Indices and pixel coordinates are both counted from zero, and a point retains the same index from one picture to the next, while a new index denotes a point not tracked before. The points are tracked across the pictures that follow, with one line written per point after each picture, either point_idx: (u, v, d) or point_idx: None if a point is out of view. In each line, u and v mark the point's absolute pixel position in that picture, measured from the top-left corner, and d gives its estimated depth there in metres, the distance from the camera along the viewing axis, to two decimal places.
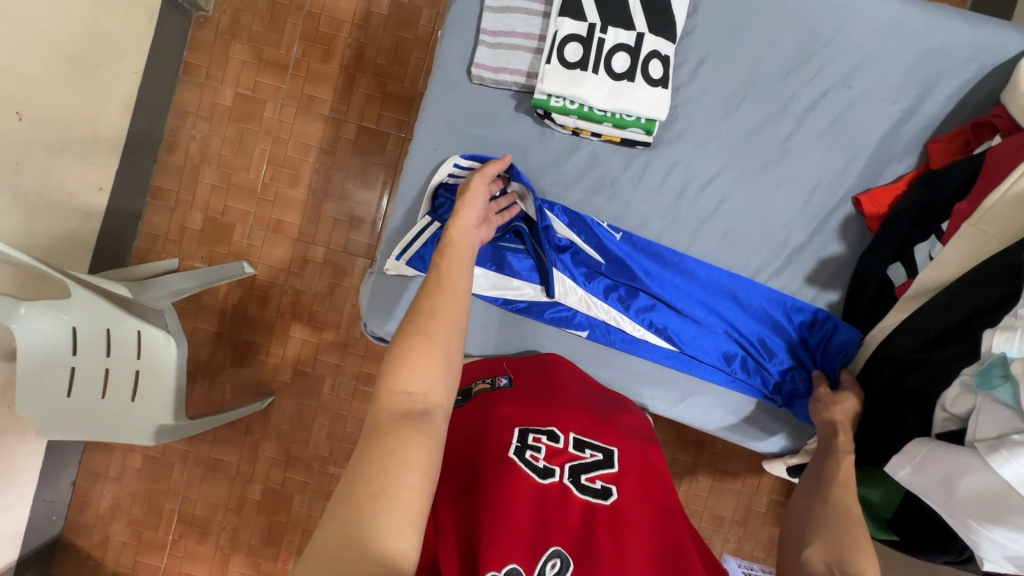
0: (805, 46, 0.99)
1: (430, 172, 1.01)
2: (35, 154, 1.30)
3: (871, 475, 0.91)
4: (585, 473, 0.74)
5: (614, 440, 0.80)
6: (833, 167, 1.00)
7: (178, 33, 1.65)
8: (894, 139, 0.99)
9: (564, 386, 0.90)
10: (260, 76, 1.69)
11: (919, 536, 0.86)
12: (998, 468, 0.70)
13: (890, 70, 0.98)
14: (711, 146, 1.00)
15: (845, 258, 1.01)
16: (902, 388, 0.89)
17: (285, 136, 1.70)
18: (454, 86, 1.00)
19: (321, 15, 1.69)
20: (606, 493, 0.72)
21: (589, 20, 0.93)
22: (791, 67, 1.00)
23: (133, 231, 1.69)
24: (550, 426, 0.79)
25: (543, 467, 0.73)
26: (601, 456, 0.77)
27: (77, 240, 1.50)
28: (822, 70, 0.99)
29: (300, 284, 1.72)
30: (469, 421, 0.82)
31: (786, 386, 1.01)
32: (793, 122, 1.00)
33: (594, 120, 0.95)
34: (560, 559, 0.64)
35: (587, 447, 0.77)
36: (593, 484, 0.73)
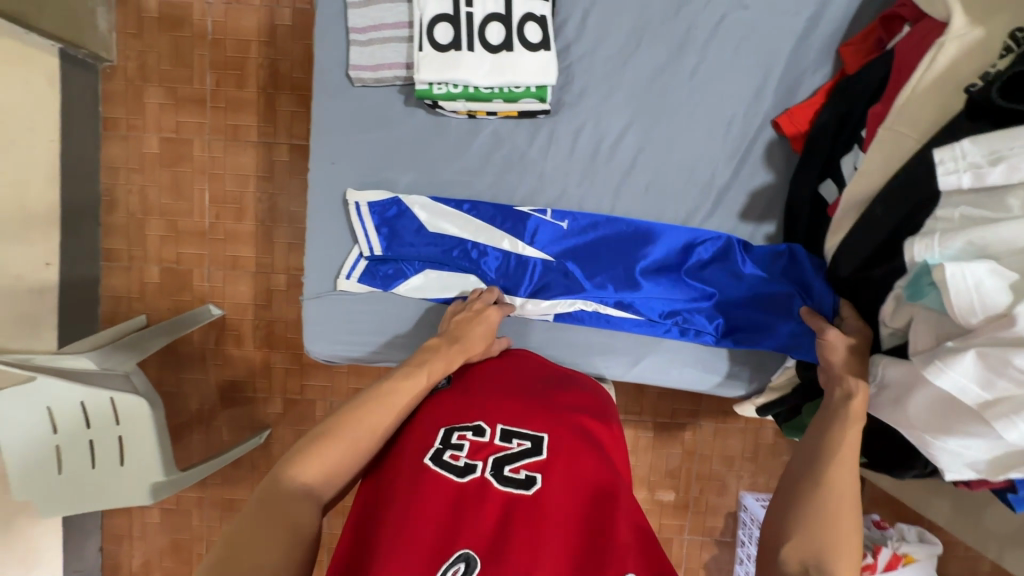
0: None
1: (335, 189, 0.99)
2: None
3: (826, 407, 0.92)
4: (508, 465, 0.73)
5: (543, 425, 0.79)
6: (745, 95, 0.96)
7: (89, 90, 1.60)
8: (803, 52, 0.94)
9: (496, 374, 0.90)
10: (180, 116, 1.65)
11: (883, 456, 0.86)
12: (934, 379, 0.69)
13: None
14: (613, 100, 0.96)
15: (776, 186, 0.98)
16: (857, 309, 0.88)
17: (220, 172, 1.67)
18: (340, 95, 0.97)
19: (226, 40, 1.63)
20: (529, 483, 0.71)
21: None
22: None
23: (95, 298, 1.68)
24: (477, 420, 0.79)
25: (462, 466, 0.73)
26: (529, 444, 0.76)
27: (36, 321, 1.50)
28: None
29: (269, 315, 1.71)
30: (400, 427, 0.82)
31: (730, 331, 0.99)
32: (693, 57, 0.95)
33: (483, 99, 0.92)
34: (465, 563, 0.64)
35: (513, 437, 0.77)
36: (516, 475, 0.72)
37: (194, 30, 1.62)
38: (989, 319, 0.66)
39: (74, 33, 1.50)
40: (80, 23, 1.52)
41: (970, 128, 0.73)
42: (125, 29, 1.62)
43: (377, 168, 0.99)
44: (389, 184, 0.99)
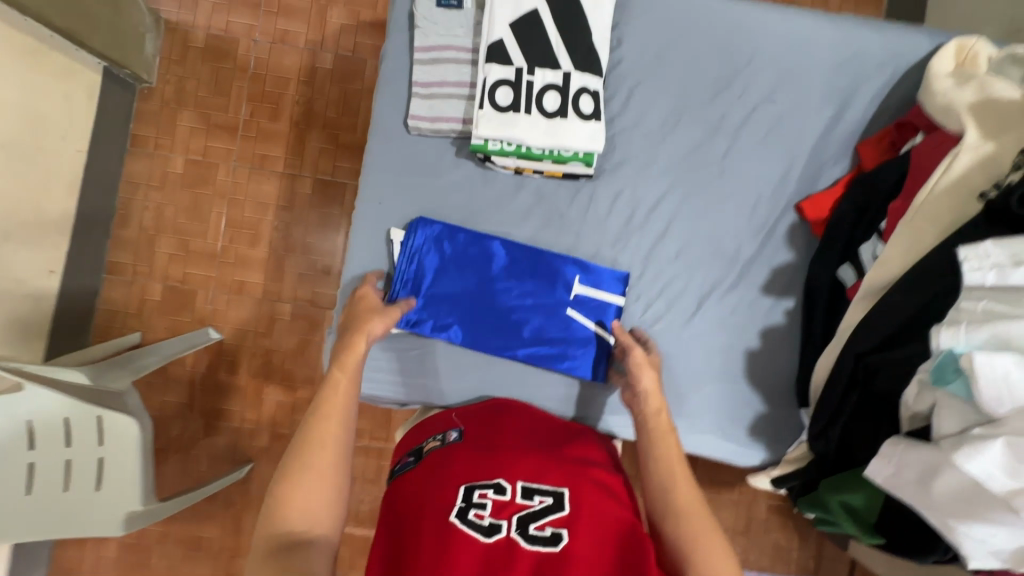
0: (727, 67, 1.03)
1: (377, 227, 1.02)
2: None
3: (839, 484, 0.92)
4: (533, 522, 0.72)
5: (564, 481, 0.78)
6: (771, 178, 1.03)
7: (123, 107, 1.64)
8: (825, 145, 1.03)
9: (511, 430, 0.90)
10: (209, 140, 1.69)
11: (903, 538, 0.86)
12: (965, 464, 0.71)
13: (809, 83, 1.03)
14: (651, 171, 1.02)
15: (796, 265, 1.03)
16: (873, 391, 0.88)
17: (240, 197, 1.69)
18: (394, 140, 1.01)
19: (267, 75, 1.70)
20: (556, 539, 0.70)
21: (516, 64, 0.95)
22: (718, 88, 1.03)
23: (91, 310, 1.64)
24: (497, 478, 0.78)
25: (488, 524, 0.71)
26: (551, 500, 0.75)
27: (28, 329, 1.45)
28: (747, 88, 1.03)
29: (268, 344, 1.68)
30: (419, 483, 0.80)
31: (744, 401, 1.02)
32: (725, 141, 1.03)
33: (534, 159, 0.98)
34: None
35: (535, 495, 0.75)
36: (542, 533, 0.71)
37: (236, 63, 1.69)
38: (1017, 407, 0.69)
39: (121, 54, 1.55)
40: (129, 46, 1.57)
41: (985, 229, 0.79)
42: (169, 55, 1.68)
43: (420, 211, 1.01)
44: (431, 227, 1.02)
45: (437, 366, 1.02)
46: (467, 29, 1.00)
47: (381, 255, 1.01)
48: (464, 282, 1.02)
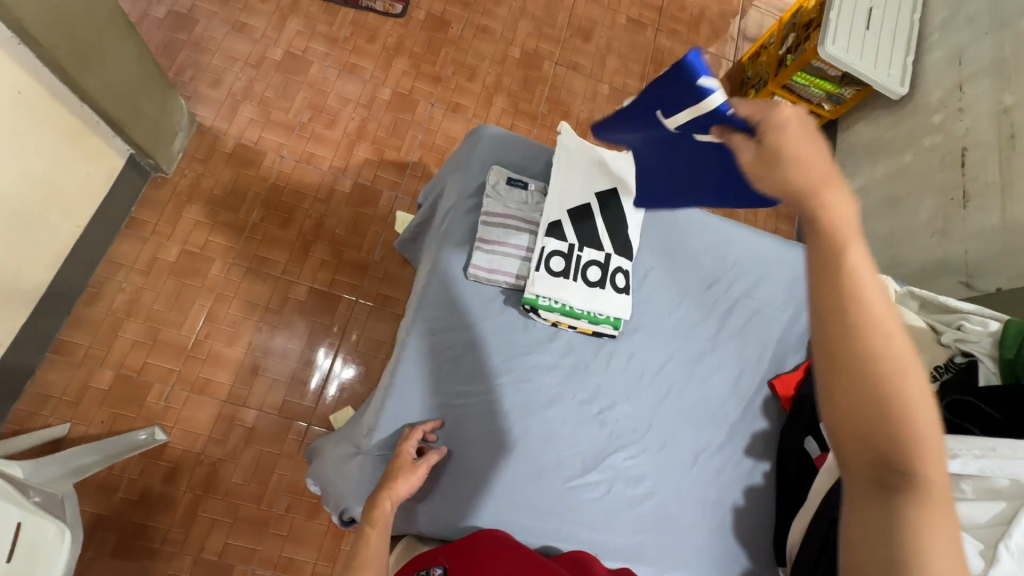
0: (719, 266, 1.30)
1: (421, 357, 1.08)
2: None
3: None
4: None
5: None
6: (751, 358, 1.25)
7: (132, 191, 1.65)
8: (789, 336, 1.29)
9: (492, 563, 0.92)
10: (211, 235, 1.71)
11: None
12: None
13: (777, 287, 1.31)
14: (660, 339, 1.21)
15: (770, 433, 1.21)
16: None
17: (229, 294, 1.67)
18: (450, 281, 1.13)
19: (285, 187, 1.82)
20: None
21: (569, 240, 1.16)
22: (712, 281, 1.28)
23: (17, 392, 1.45)
24: None
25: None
26: None
27: None
28: (732, 284, 1.29)
29: (219, 452, 1.54)
30: None
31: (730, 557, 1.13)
32: (716, 322, 1.25)
33: (574, 315, 1.13)
34: None
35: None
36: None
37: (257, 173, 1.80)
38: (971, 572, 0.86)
39: (153, 146, 1.61)
40: (161, 141, 1.64)
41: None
42: (193, 154, 1.77)
43: (465, 346, 1.10)
44: (471, 363, 1.10)
45: (456, 497, 1.04)
46: (527, 204, 1.20)
47: (424, 383, 1.07)
48: (496, 417, 1.09)
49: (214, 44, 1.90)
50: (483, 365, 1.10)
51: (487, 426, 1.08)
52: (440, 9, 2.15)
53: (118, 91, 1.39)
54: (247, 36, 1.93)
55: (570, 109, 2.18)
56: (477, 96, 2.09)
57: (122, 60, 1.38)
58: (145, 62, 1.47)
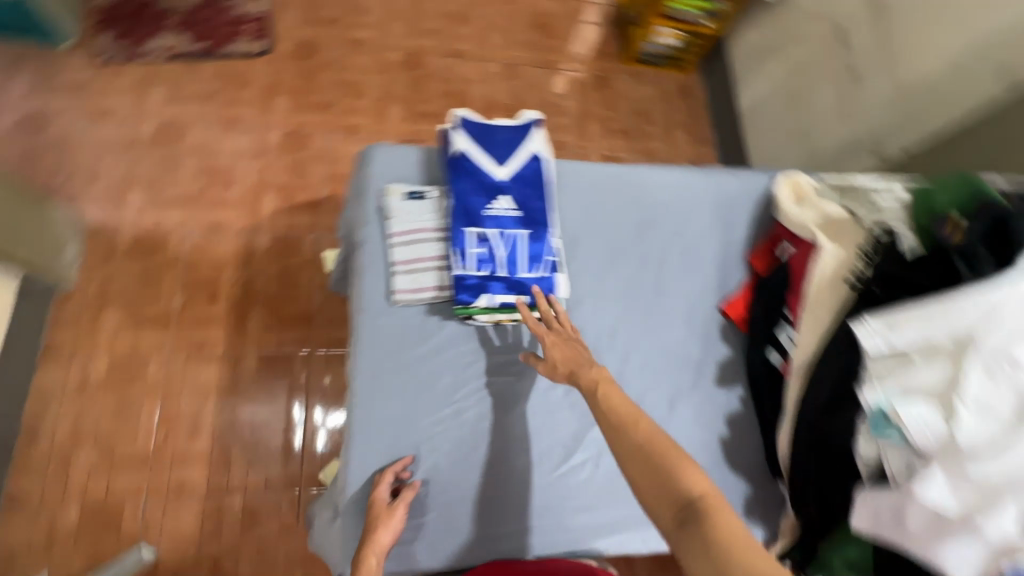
0: (640, 216, 1.31)
1: (374, 398, 1.08)
2: None
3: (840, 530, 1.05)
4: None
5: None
6: (691, 293, 1.30)
7: (37, 318, 1.55)
8: (723, 261, 1.33)
9: None
10: (138, 334, 1.62)
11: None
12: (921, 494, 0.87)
13: (699, 218, 1.34)
14: (605, 304, 1.23)
15: (733, 356, 1.29)
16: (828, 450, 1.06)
17: (176, 390, 1.59)
18: (381, 315, 1.12)
19: (201, 262, 1.73)
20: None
21: (478, 237, 1.13)
22: (637, 235, 1.30)
23: None
24: None
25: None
26: None
27: None
28: (658, 231, 1.31)
29: (216, 549, 1.48)
30: None
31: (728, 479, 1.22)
32: (649, 270, 1.29)
33: (511, 310, 1.14)
34: None
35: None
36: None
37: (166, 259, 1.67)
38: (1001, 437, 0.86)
39: (41, 264, 1.50)
40: (49, 256, 1.53)
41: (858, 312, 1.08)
42: (91, 257, 1.66)
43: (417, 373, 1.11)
44: (427, 385, 1.11)
45: (456, 512, 1.08)
46: (430, 212, 1.17)
47: (388, 420, 1.08)
48: (463, 430, 1.11)
49: (77, 138, 1.77)
50: (441, 382, 1.12)
51: (458, 444, 1.10)
52: (308, 33, 2.07)
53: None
54: (113, 120, 1.81)
55: (466, 97, 2.13)
56: (370, 112, 2.02)
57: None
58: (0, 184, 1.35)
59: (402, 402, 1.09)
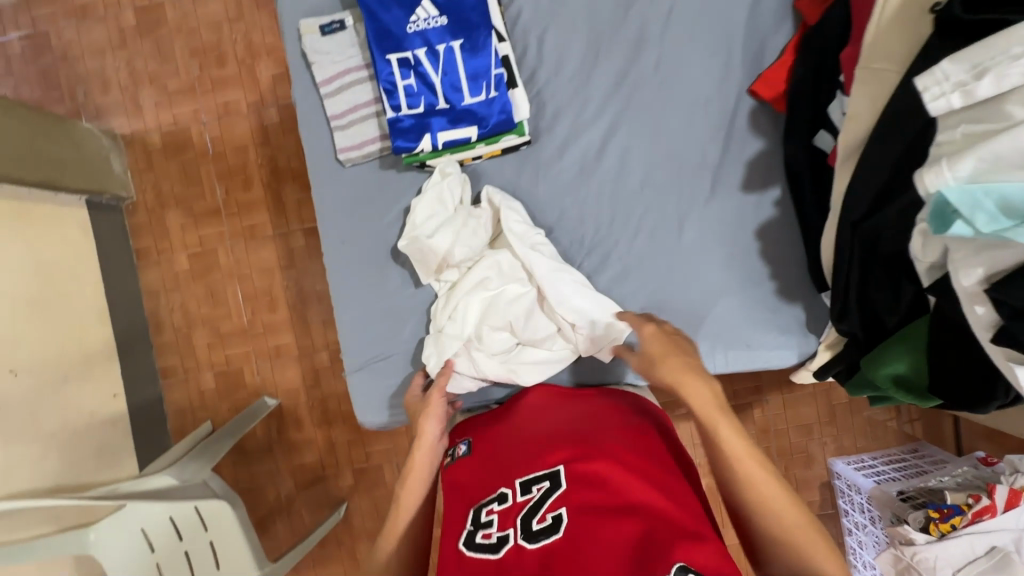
0: None
1: (345, 272, 0.90)
2: (60, 394, 1.26)
3: (880, 353, 0.76)
4: (532, 515, 0.57)
5: (566, 454, 0.62)
6: (713, 77, 0.86)
7: (118, 231, 1.51)
8: (759, 17, 0.85)
9: (535, 423, 0.72)
10: (161, 194, 1.52)
11: (960, 396, 0.70)
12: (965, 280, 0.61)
13: None
14: (589, 108, 0.88)
15: (771, 151, 0.87)
16: (882, 257, 0.72)
17: (247, 271, 1.51)
18: (329, 180, 0.90)
19: (197, 103, 1.50)
20: (558, 526, 0.55)
21: (387, 40, 0.82)
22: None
23: (121, 423, 1.40)
24: (499, 486, 0.63)
25: (495, 541, 0.58)
26: (548, 483, 0.60)
27: (101, 447, 1.34)
28: None
29: (321, 393, 1.49)
30: (484, 461, 0.68)
31: (808, 309, 0.88)
32: (672, 59, 0.86)
33: (467, 147, 0.85)
34: (551, 481, 0.60)
35: (532, 483, 0.61)
36: (543, 524, 0.56)
37: (162, 144, 1.51)
38: (484, 250, 0.86)
39: (94, 181, 1.42)
40: (96, 169, 1.43)
41: (940, 49, 0.62)
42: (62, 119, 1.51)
43: (369, 231, 0.89)
44: (380, 230, 0.89)
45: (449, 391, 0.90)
46: (355, 44, 0.87)
47: (371, 315, 0.90)
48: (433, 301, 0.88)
49: None
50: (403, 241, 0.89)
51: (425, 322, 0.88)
52: None
53: (5, 148, 1.17)
54: None
55: None
56: None
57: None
58: (15, 110, 1.22)
59: (366, 265, 0.90)
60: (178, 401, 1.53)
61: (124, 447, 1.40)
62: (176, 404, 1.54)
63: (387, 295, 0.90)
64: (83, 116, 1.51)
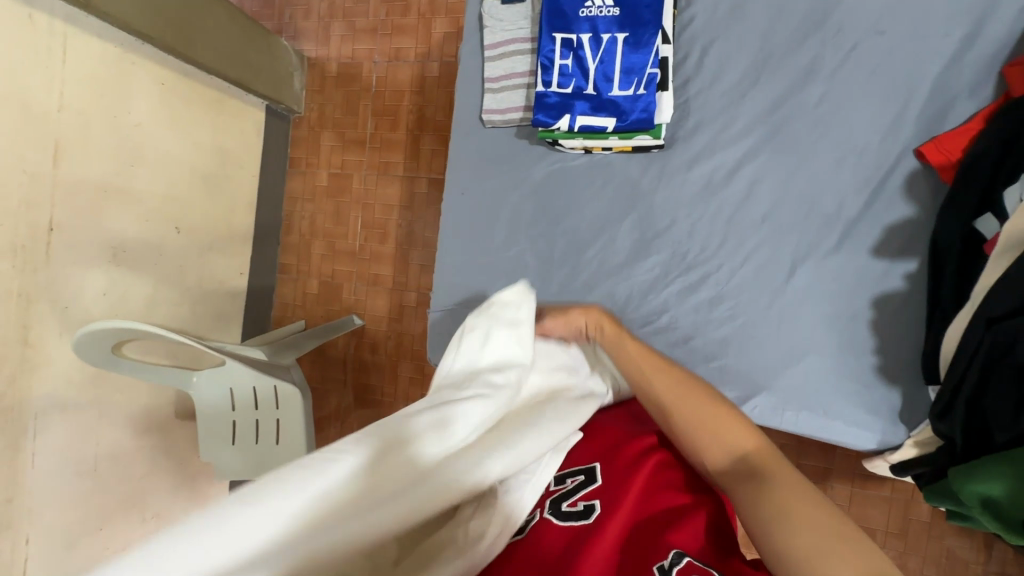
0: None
1: (457, 220, 0.97)
2: (204, 257, 1.50)
3: (973, 468, 0.68)
4: (560, 499, 0.53)
5: (594, 452, 0.59)
6: (879, 126, 0.81)
7: (283, 138, 1.73)
8: (952, 76, 0.78)
9: None
10: (324, 116, 1.72)
11: None
12: None
13: (926, 6, 0.79)
14: (732, 128, 0.86)
15: (919, 221, 0.80)
16: (1015, 363, 0.65)
17: (372, 202, 1.66)
18: (468, 136, 0.97)
19: (375, 46, 1.66)
20: (590, 513, 0.51)
21: (561, 19, 0.87)
22: (808, 30, 0.83)
23: (239, 296, 1.64)
24: None
25: (515, 519, 0.53)
26: (581, 478, 0.56)
27: (220, 311, 1.57)
28: (842, 25, 0.82)
29: (401, 327, 1.62)
30: None
31: (909, 398, 0.80)
32: (836, 99, 0.82)
33: (600, 135, 0.87)
34: (583, 474, 0.56)
35: (566, 475, 0.56)
36: (574, 508, 0.52)
37: (336, 73, 1.70)
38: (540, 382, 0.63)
39: (277, 91, 1.64)
40: (281, 81, 1.65)
41: None
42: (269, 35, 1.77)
43: (487, 190, 0.96)
44: (500, 191, 0.95)
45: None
46: (527, 18, 0.93)
47: (467, 267, 0.96)
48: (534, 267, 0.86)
49: None
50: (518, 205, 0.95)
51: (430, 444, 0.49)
52: None
53: (216, 44, 1.39)
54: None
55: None
56: None
57: (216, 23, 1.38)
58: (237, 19, 1.45)
59: (477, 218, 0.96)
60: (285, 294, 1.74)
61: (235, 317, 1.63)
62: (283, 297, 1.75)
63: (487, 249, 0.96)
64: (284, 35, 1.75)
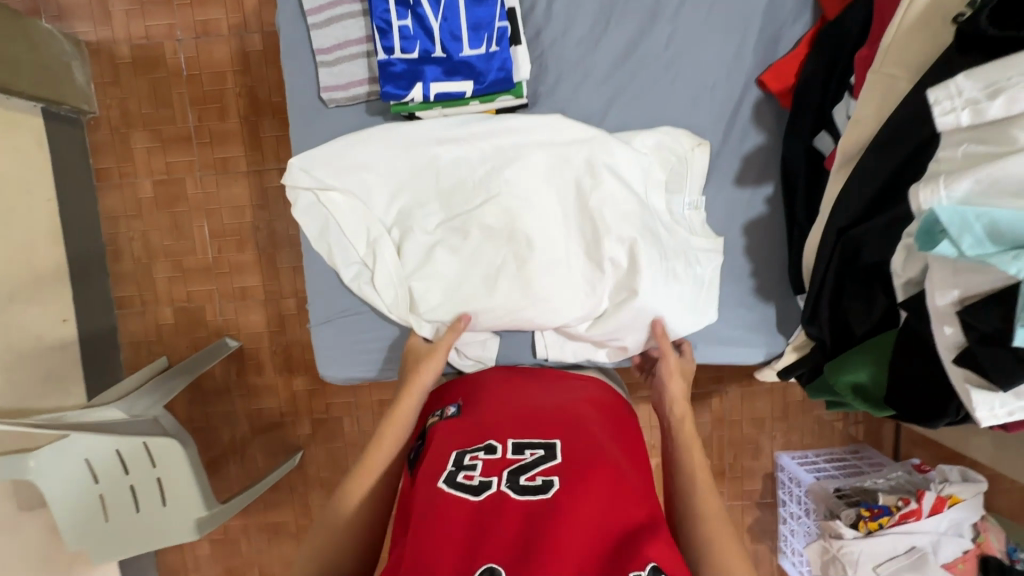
0: None
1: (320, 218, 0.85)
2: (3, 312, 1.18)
3: (842, 362, 0.77)
4: (522, 473, 0.58)
5: (556, 428, 0.64)
6: (723, 60, 0.83)
7: (78, 148, 1.40)
8: (778, 4, 0.82)
9: (524, 391, 0.74)
10: (128, 113, 1.41)
11: (912, 410, 0.72)
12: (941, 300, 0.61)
13: None
14: (591, 76, 0.84)
15: (769, 147, 0.85)
16: (862, 267, 0.72)
17: (216, 206, 1.43)
18: (311, 120, 0.84)
19: (173, 19, 1.37)
20: (547, 487, 0.56)
21: None
22: None
23: (70, 349, 1.34)
24: (485, 439, 0.64)
25: (477, 483, 0.58)
26: (542, 452, 0.61)
27: (46, 372, 1.27)
28: None
29: (286, 339, 1.45)
30: (476, 420, 0.68)
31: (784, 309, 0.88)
32: (682, 37, 0.83)
33: (459, 103, 0.80)
34: (545, 449, 0.61)
35: (525, 447, 0.62)
36: (532, 482, 0.57)
37: (131, 58, 1.39)
38: None
39: (52, 89, 1.29)
40: (55, 76, 1.30)
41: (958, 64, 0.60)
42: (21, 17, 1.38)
43: (347, 181, 0.81)
44: None
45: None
46: None
47: None
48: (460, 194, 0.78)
49: None
50: None
51: None
52: None
53: None
54: None
55: None
56: None
57: None
58: None
59: None
60: (133, 332, 1.46)
61: (71, 374, 1.34)
62: (130, 336, 1.47)
63: None
64: (43, 14, 1.37)
